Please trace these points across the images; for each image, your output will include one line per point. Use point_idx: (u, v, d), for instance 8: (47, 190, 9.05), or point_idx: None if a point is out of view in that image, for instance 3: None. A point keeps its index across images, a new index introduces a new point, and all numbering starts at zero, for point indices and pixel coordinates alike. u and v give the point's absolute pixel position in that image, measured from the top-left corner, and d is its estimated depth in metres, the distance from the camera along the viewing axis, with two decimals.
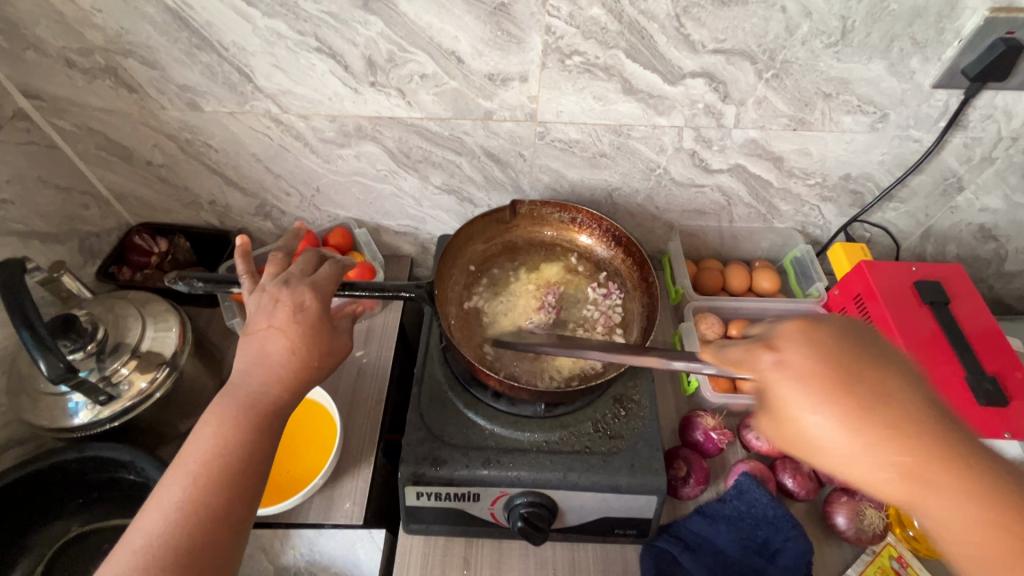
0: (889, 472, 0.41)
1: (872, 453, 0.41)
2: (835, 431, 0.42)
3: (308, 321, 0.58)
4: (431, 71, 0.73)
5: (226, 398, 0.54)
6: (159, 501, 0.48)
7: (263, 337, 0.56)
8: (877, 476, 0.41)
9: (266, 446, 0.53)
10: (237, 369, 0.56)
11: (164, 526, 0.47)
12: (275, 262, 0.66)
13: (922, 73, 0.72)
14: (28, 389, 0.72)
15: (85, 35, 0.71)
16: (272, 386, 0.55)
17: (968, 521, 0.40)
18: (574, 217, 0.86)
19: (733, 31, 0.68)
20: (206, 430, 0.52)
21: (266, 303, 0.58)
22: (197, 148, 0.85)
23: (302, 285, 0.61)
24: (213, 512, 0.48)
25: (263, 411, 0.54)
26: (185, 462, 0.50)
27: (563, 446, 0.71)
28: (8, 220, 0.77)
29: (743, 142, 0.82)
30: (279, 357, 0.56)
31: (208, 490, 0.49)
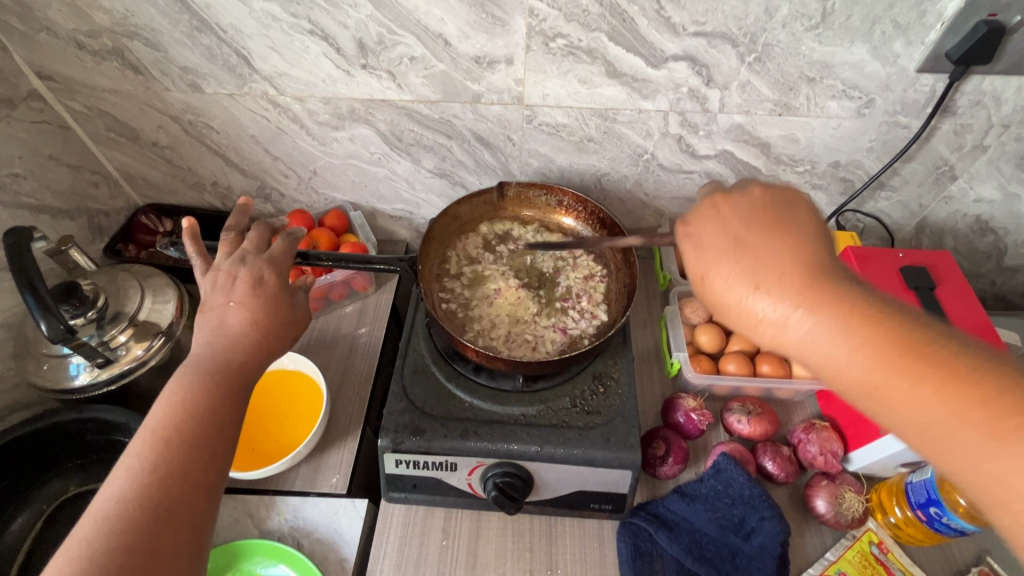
0: (767, 313, 0.47)
1: (757, 299, 0.47)
2: (736, 286, 0.48)
3: (266, 294, 0.61)
4: (419, 53, 0.75)
5: (190, 366, 0.55)
6: (127, 466, 0.49)
7: (224, 311, 0.59)
8: (759, 318, 0.47)
9: (232, 411, 0.55)
10: (196, 344, 0.58)
11: (136, 488, 0.47)
12: (227, 242, 0.67)
13: (906, 57, 0.73)
14: (32, 352, 0.76)
15: (93, 18, 0.74)
16: (238, 354, 0.57)
17: (855, 356, 0.44)
18: (560, 200, 0.88)
19: (713, 13, 0.69)
20: (171, 396, 0.53)
21: (222, 281, 0.62)
22: (200, 130, 0.88)
23: (260, 262, 0.64)
24: (186, 473, 0.49)
25: (230, 375, 0.56)
26: (150, 426, 0.51)
27: (541, 420, 0.72)
28: (20, 194, 0.82)
29: (729, 128, 0.83)
30: (241, 328, 0.58)
31: (178, 449, 0.50)
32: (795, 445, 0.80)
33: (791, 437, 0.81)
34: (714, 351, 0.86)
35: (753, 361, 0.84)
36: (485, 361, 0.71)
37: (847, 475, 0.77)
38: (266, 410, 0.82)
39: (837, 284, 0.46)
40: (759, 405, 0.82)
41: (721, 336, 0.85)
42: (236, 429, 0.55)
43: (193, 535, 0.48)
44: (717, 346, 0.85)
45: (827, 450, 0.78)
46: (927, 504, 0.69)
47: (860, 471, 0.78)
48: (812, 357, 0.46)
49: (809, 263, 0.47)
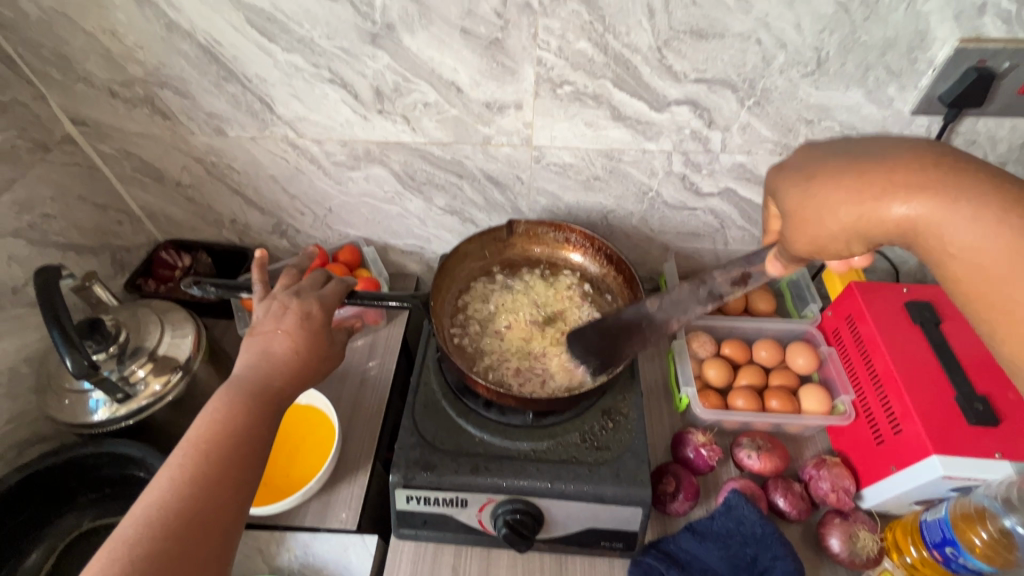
0: (884, 201, 0.45)
1: (867, 188, 0.46)
2: (847, 197, 0.46)
3: (312, 328, 0.66)
4: (433, 100, 0.79)
5: (232, 386, 0.59)
6: (167, 474, 0.51)
7: (271, 338, 0.64)
8: (874, 207, 0.45)
9: (266, 433, 0.58)
10: (240, 365, 0.63)
11: (176, 494, 0.49)
12: (286, 276, 0.74)
13: (900, 100, 0.75)
14: (54, 386, 0.78)
15: (127, 69, 0.79)
16: (275, 380, 0.61)
17: (990, 232, 0.42)
18: (568, 236, 0.90)
19: (713, 62, 0.73)
20: (214, 412, 0.56)
21: (276, 309, 0.67)
22: (222, 171, 0.92)
23: (311, 298, 0.69)
24: (223, 484, 0.52)
25: (268, 398, 0.60)
26: (191, 440, 0.54)
27: (551, 455, 0.72)
28: (50, 232, 0.85)
29: (731, 167, 0.85)
30: (284, 355, 0.63)
31: (217, 463, 0.53)
32: (806, 481, 0.79)
33: (801, 473, 0.81)
34: (721, 386, 0.86)
35: (762, 397, 0.85)
36: (495, 397, 0.73)
37: (860, 513, 0.76)
38: (278, 445, 0.83)
39: (964, 172, 0.43)
40: (769, 440, 0.82)
41: (728, 371, 0.85)
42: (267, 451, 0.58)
43: (223, 544, 0.50)
44: (724, 381, 0.85)
45: (839, 487, 0.77)
46: (943, 543, 0.68)
47: (874, 508, 0.77)
48: (947, 242, 0.43)
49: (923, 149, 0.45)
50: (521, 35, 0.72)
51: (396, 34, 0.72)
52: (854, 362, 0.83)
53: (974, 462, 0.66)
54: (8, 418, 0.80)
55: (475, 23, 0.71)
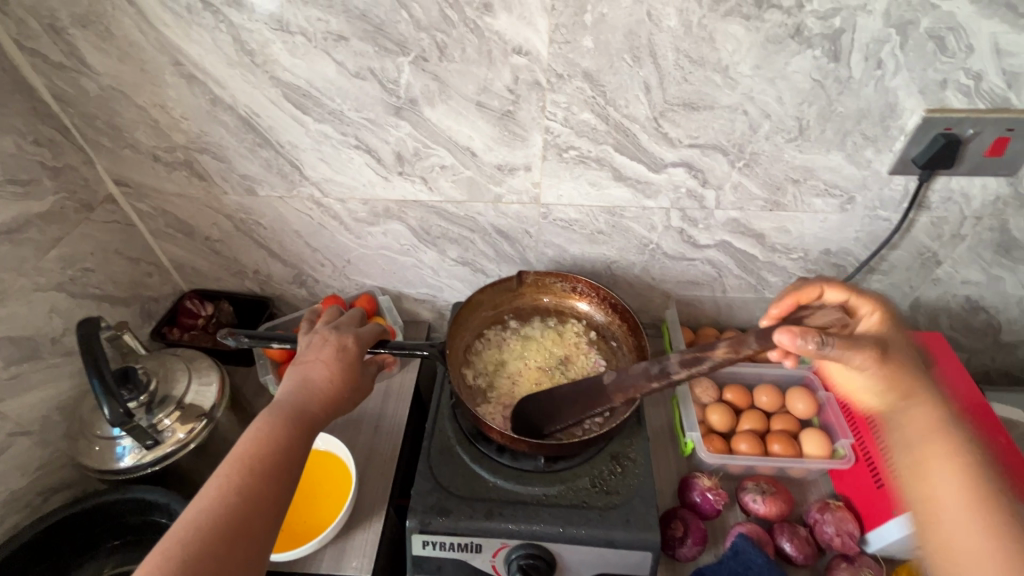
0: (915, 391, 0.60)
1: (911, 375, 0.61)
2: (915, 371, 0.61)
3: (347, 358, 0.71)
4: (449, 163, 0.87)
5: (276, 407, 0.64)
6: (214, 485, 0.55)
7: (311, 366, 0.69)
8: (905, 387, 0.60)
9: (303, 453, 0.62)
10: (282, 390, 0.67)
11: (221, 504, 0.54)
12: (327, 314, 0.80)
13: (878, 162, 0.82)
14: (85, 433, 0.81)
15: (171, 137, 0.87)
16: (313, 404, 0.66)
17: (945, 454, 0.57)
18: (574, 286, 0.95)
19: (705, 130, 0.80)
20: (259, 431, 0.61)
21: (317, 341, 0.72)
22: (250, 226, 0.99)
23: (348, 332, 0.75)
24: (265, 499, 0.56)
25: (306, 421, 0.64)
26: (237, 454, 0.58)
27: (562, 499, 0.75)
28: (88, 285, 0.90)
29: (725, 222, 0.92)
30: (321, 382, 0.67)
31: (261, 478, 0.57)
32: (811, 525, 0.81)
33: (807, 517, 0.83)
34: (725, 430, 0.89)
35: (764, 441, 0.87)
36: (509, 443, 0.76)
37: (865, 558, 0.77)
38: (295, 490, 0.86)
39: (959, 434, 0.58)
40: (773, 484, 0.84)
41: (731, 415, 0.89)
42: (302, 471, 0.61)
43: (260, 555, 0.54)
44: (727, 425, 0.88)
45: (843, 531, 0.79)
46: None
47: (879, 553, 0.78)
48: (920, 436, 0.59)
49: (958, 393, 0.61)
50: (531, 107, 0.79)
51: (418, 107, 0.80)
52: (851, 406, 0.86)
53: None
54: (38, 464, 0.83)
55: (489, 98, 0.79)
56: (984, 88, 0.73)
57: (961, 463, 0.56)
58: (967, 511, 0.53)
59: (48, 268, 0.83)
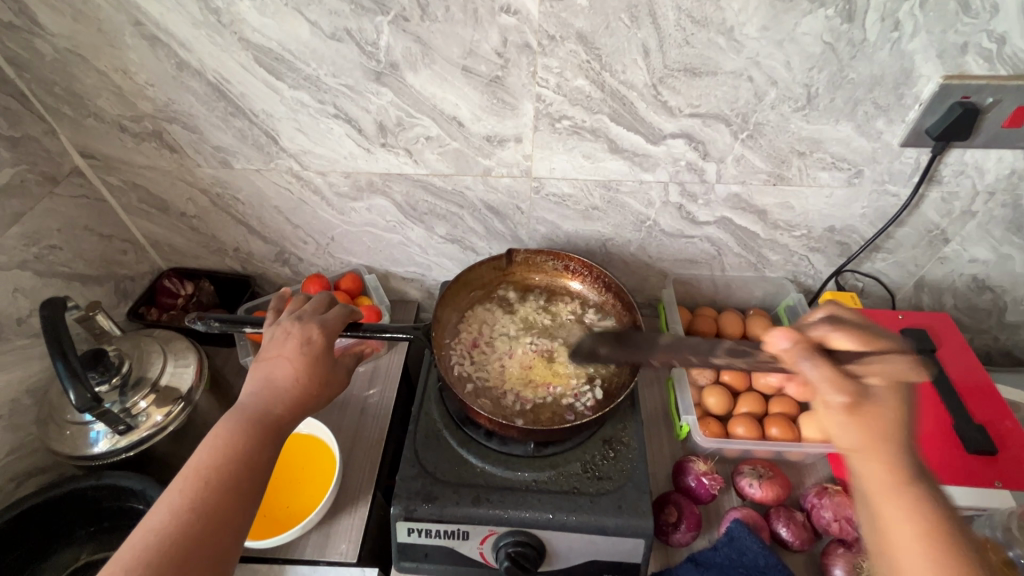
0: (894, 430, 0.56)
1: (889, 412, 0.56)
2: (906, 425, 0.56)
3: (311, 352, 0.66)
4: (435, 134, 0.81)
5: (237, 412, 0.62)
6: (167, 501, 0.54)
7: (274, 364, 0.65)
8: (883, 421, 0.56)
9: (265, 460, 0.60)
10: (245, 391, 0.64)
11: (174, 521, 0.52)
12: (296, 300, 0.76)
13: (889, 133, 0.78)
14: (56, 418, 0.78)
15: (137, 105, 0.81)
16: (276, 407, 0.63)
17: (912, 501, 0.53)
18: (566, 265, 0.92)
19: (707, 98, 0.75)
20: (217, 440, 0.59)
21: (279, 334, 0.68)
22: (227, 201, 0.94)
23: (312, 321, 0.69)
24: (221, 511, 0.54)
25: (268, 426, 0.61)
26: (194, 467, 0.57)
27: (552, 486, 0.72)
28: (56, 263, 0.86)
29: (726, 197, 0.87)
30: (284, 382, 0.64)
31: (215, 491, 0.55)
32: (808, 510, 0.79)
33: (804, 502, 0.80)
34: (721, 413, 0.87)
35: (762, 424, 0.85)
36: (498, 428, 0.73)
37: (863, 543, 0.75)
38: (279, 475, 0.83)
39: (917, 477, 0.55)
40: (770, 468, 0.82)
41: (728, 398, 0.86)
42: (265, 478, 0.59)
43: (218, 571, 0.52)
44: (724, 408, 0.86)
45: (842, 517, 0.76)
46: None
47: None
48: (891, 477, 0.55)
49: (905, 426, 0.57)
50: (521, 73, 0.74)
51: (400, 72, 0.75)
52: None
53: (971, 491, 0.66)
54: (8, 449, 0.80)
55: (476, 62, 0.73)
56: (1007, 53, 0.68)
57: (925, 524, 0.52)
58: (930, 563, 0.50)
59: (9, 245, 0.79)
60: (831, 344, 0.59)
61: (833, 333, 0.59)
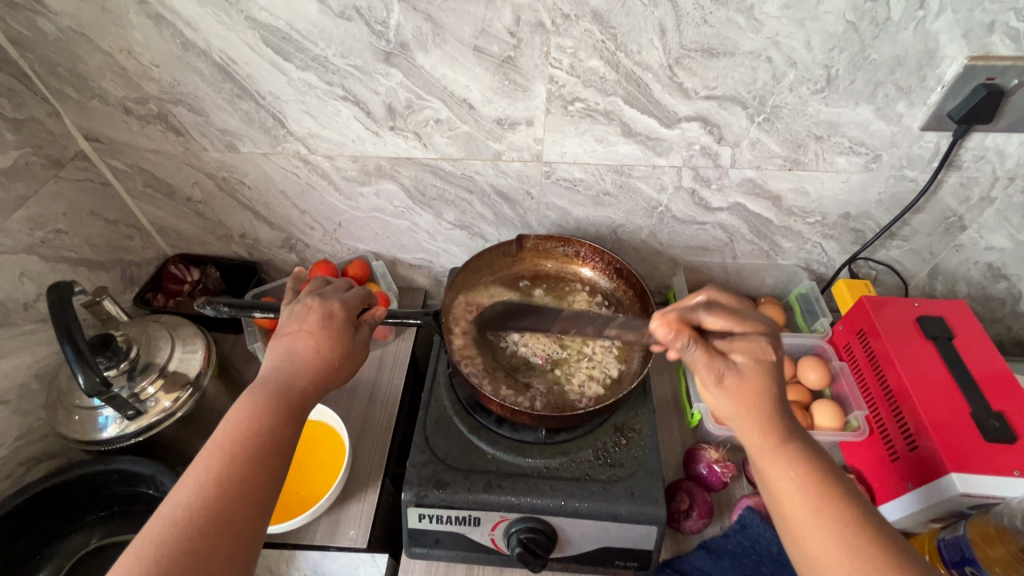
0: (762, 406, 0.55)
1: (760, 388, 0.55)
2: (772, 395, 0.55)
3: (334, 326, 0.65)
4: (445, 116, 0.80)
5: (258, 386, 0.60)
6: (191, 477, 0.52)
7: (295, 338, 0.64)
8: (752, 399, 0.55)
9: (290, 434, 0.58)
10: (266, 367, 0.62)
11: (200, 495, 0.50)
12: (311, 281, 0.74)
13: (909, 117, 0.76)
14: (64, 403, 0.77)
15: (142, 86, 0.80)
16: (300, 381, 0.61)
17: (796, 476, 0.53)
18: (577, 251, 0.91)
19: (723, 79, 0.73)
20: (238, 415, 0.57)
21: (299, 310, 0.66)
22: (233, 186, 0.93)
23: (333, 298, 0.69)
24: (248, 484, 0.52)
25: (291, 400, 0.60)
26: (219, 441, 0.55)
27: (564, 472, 0.72)
28: (61, 248, 0.85)
29: (740, 182, 0.86)
30: (307, 356, 0.62)
31: (241, 464, 0.53)
32: None
33: None
34: None
35: None
36: (509, 414, 0.73)
37: None
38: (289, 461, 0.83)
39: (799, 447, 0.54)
40: None
41: None
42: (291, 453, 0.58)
43: (248, 546, 0.51)
44: None
45: None
46: (961, 562, 0.66)
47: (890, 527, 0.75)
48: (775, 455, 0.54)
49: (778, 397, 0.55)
50: (534, 53, 0.72)
51: (410, 53, 0.73)
52: (866, 377, 0.83)
53: (990, 479, 0.65)
54: (17, 434, 0.80)
55: (488, 42, 0.72)
56: None
57: (807, 492, 0.52)
58: (823, 533, 0.50)
59: (15, 229, 0.78)
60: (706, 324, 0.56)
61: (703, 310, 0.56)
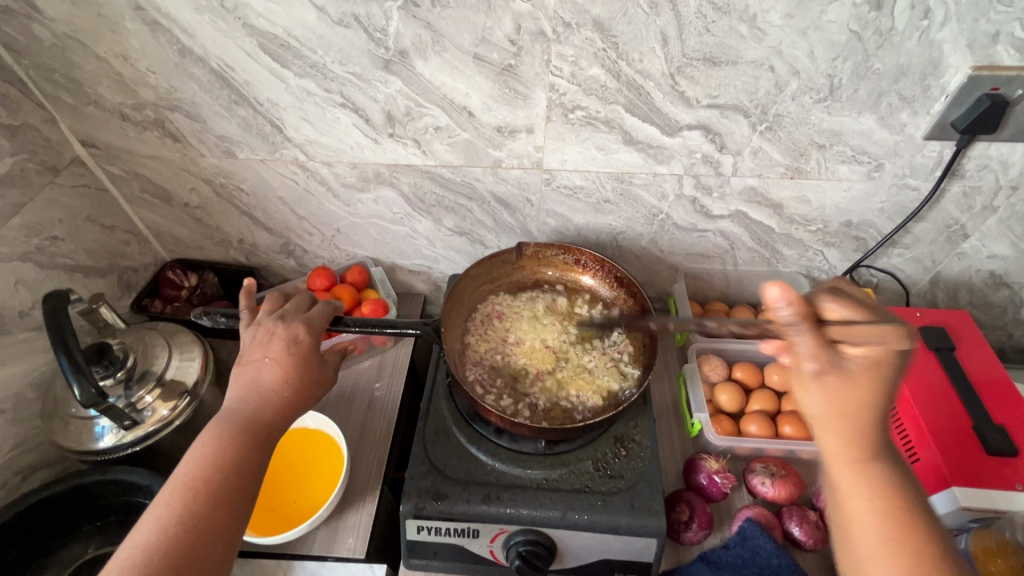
0: (858, 407, 0.52)
1: (861, 388, 0.51)
2: (876, 401, 0.52)
3: (299, 352, 0.66)
4: (444, 124, 0.79)
5: (224, 418, 0.61)
6: (154, 515, 0.54)
7: (259, 367, 0.64)
8: (850, 396, 0.52)
9: (257, 465, 0.59)
10: (231, 396, 0.63)
11: (162, 533, 0.52)
12: (271, 300, 0.73)
13: (913, 126, 0.75)
14: (61, 412, 0.77)
15: (139, 93, 0.79)
16: (266, 410, 0.62)
17: (866, 479, 0.52)
18: (577, 259, 0.90)
19: (726, 88, 0.73)
20: (202, 448, 0.58)
21: (262, 335, 0.66)
22: (231, 191, 0.92)
23: (297, 320, 0.68)
24: (210, 521, 0.54)
25: (257, 431, 0.61)
26: (182, 478, 0.56)
27: (563, 484, 0.71)
28: (57, 255, 0.84)
29: (742, 190, 0.85)
30: (273, 385, 0.63)
31: (203, 501, 0.55)
32: (822, 509, 0.78)
33: (817, 501, 0.79)
34: (733, 411, 0.86)
35: (775, 422, 0.84)
36: (508, 425, 0.72)
37: None
38: (287, 470, 0.82)
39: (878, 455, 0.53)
40: (783, 466, 0.81)
41: (741, 396, 0.85)
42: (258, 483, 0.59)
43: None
44: (736, 406, 0.85)
45: None
46: None
47: None
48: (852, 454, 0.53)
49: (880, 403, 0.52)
50: (534, 61, 0.72)
51: (409, 60, 0.73)
52: None
53: (989, 493, 0.65)
54: (13, 443, 0.79)
55: (488, 50, 0.71)
56: None
57: (876, 497, 0.51)
58: (880, 542, 0.50)
59: (10, 236, 0.77)
60: (826, 312, 0.52)
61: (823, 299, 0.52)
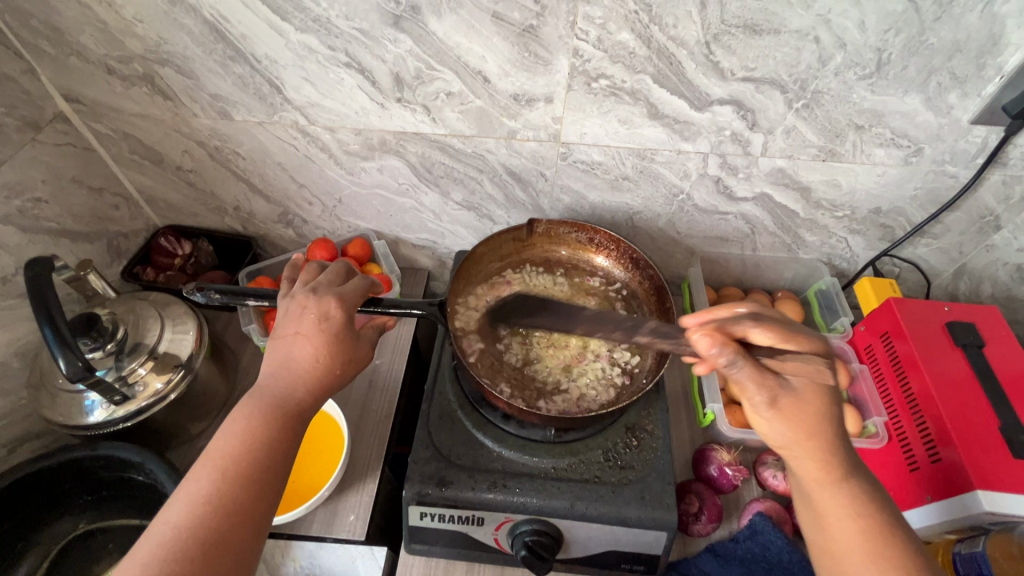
0: (822, 422, 0.54)
1: (814, 402, 0.54)
2: (829, 419, 0.54)
3: (331, 330, 0.61)
4: (457, 89, 0.74)
5: (254, 396, 0.57)
6: (185, 492, 0.51)
7: (290, 343, 0.60)
8: (805, 410, 0.54)
9: (288, 448, 0.56)
10: (263, 372, 0.59)
11: (192, 515, 0.49)
12: (308, 270, 0.69)
13: (960, 108, 0.70)
14: (47, 384, 0.73)
15: (126, 44, 0.73)
16: (297, 390, 0.58)
17: (835, 503, 0.53)
18: (591, 238, 0.86)
19: (764, 60, 0.67)
20: (233, 426, 0.55)
21: (295, 307, 0.62)
22: (225, 155, 0.86)
23: (330, 294, 0.63)
24: (243, 504, 0.51)
25: (288, 412, 0.57)
26: (214, 457, 0.53)
27: (572, 473, 0.69)
28: (41, 219, 0.79)
29: (769, 171, 0.80)
30: (306, 364, 0.59)
31: (235, 483, 0.52)
32: None
33: None
34: None
35: None
36: (517, 412, 0.69)
37: None
38: None
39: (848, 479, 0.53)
40: None
41: None
42: (289, 467, 0.56)
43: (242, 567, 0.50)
44: None
45: None
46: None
47: None
48: (817, 474, 0.54)
49: (827, 418, 0.54)
50: (558, 23, 0.66)
51: (421, 17, 0.66)
52: (887, 379, 0.79)
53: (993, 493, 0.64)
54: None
55: (509, 8, 0.65)
56: None
57: (855, 522, 0.52)
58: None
59: None
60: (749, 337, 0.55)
61: (752, 325, 0.54)
